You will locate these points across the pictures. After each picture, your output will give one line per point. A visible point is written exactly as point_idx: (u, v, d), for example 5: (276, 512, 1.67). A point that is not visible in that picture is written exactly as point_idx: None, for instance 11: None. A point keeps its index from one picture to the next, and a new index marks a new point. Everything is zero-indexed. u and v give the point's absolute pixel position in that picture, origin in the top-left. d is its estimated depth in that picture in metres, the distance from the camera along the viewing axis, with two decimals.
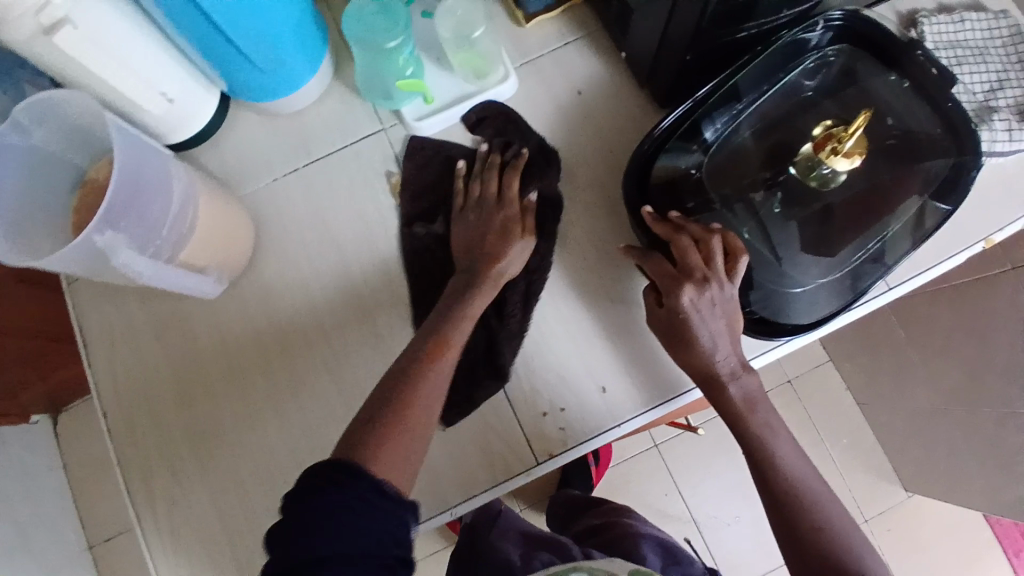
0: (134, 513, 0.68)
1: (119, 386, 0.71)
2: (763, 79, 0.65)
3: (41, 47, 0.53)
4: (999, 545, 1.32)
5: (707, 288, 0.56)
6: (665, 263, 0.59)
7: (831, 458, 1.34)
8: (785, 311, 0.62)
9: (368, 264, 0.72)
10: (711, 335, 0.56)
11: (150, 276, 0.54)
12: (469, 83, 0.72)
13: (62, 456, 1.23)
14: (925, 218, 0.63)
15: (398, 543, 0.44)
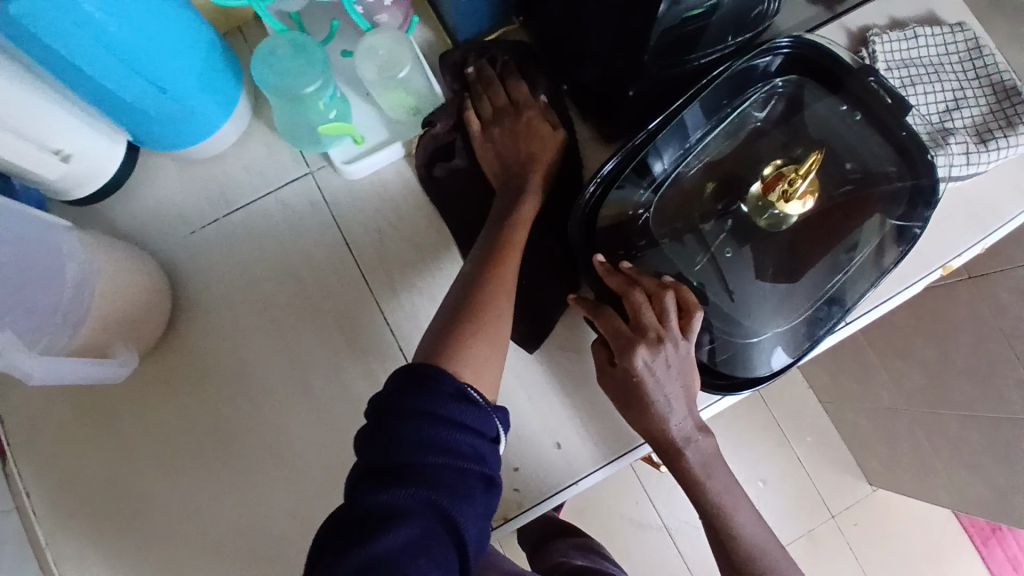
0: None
1: (32, 448, 0.65)
2: (710, 112, 0.62)
3: None
4: (965, 535, 1.35)
5: (661, 348, 0.53)
6: (617, 319, 0.56)
7: (799, 457, 1.34)
8: (744, 364, 0.60)
9: (301, 317, 0.67)
10: (665, 398, 0.54)
11: (44, 374, 0.48)
12: (398, 121, 0.67)
13: None
14: (885, 253, 0.60)
15: (484, 449, 0.45)
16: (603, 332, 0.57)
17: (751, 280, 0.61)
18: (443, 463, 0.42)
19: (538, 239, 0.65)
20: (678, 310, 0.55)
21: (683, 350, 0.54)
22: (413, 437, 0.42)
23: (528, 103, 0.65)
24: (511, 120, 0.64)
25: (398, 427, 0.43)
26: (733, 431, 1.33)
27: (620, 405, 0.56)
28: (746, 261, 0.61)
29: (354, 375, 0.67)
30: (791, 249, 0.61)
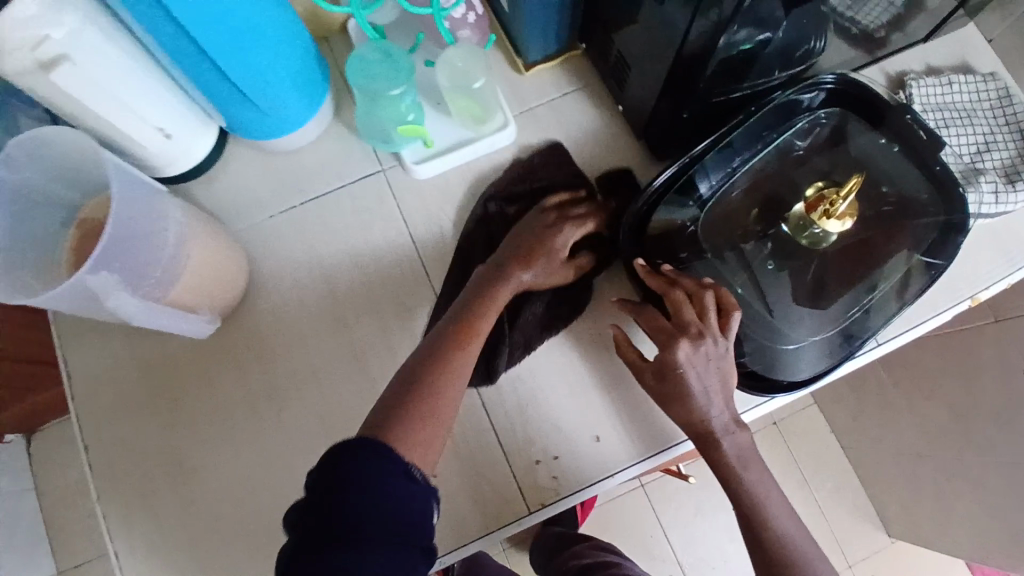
0: (106, 532, 0.66)
1: (97, 411, 0.69)
2: (756, 139, 0.67)
3: (37, 81, 0.52)
4: None
5: (699, 341, 0.57)
6: (659, 317, 0.60)
7: (817, 500, 1.39)
8: (780, 368, 0.63)
9: (361, 303, 0.71)
10: (702, 391, 0.57)
11: (141, 317, 0.53)
12: (466, 129, 0.72)
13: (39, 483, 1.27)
14: (909, 283, 0.64)
15: (422, 526, 0.45)
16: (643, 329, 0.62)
17: (789, 299, 0.64)
18: (381, 539, 0.42)
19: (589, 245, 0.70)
20: (717, 309, 0.59)
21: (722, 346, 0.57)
22: (352, 507, 0.42)
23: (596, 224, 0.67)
24: (550, 220, 0.66)
25: (338, 496, 0.43)
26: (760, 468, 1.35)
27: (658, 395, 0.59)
28: (784, 281, 0.65)
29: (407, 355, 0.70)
30: (831, 270, 0.64)
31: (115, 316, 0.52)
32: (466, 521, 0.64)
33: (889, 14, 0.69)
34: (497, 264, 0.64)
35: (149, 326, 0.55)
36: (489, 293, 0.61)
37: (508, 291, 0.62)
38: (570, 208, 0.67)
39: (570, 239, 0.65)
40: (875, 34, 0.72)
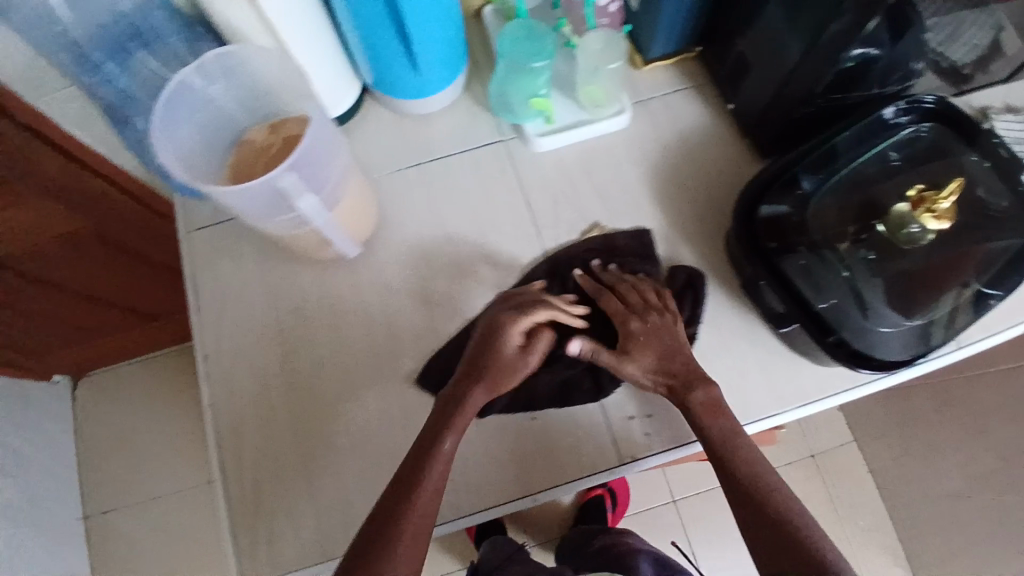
0: (225, 505, 0.70)
1: (223, 335, 0.75)
2: (859, 144, 0.73)
3: (237, 10, 0.59)
4: None
5: (651, 313, 0.68)
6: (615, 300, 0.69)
7: (850, 539, 1.40)
8: (877, 347, 0.66)
9: (477, 257, 0.76)
10: (666, 348, 0.65)
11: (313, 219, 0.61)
12: (584, 110, 0.78)
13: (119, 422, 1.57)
14: (956, 319, 0.68)
15: None
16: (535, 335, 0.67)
17: (882, 300, 0.67)
18: None
19: (693, 226, 0.75)
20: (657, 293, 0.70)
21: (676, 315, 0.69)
22: None
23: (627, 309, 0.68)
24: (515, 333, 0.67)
25: None
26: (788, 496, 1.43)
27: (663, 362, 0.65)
28: (877, 286, 0.68)
29: None
30: (917, 276, 0.68)
31: (297, 218, 0.60)
32: (557, 465, 0.68)
33: (977, 53, 0.77)
34: (442, 411, 0.63)
35: (315, 227, 0.63)
36: (428, 449, 0.60)
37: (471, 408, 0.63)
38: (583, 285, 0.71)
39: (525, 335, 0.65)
40: (962, 70, 0.79)
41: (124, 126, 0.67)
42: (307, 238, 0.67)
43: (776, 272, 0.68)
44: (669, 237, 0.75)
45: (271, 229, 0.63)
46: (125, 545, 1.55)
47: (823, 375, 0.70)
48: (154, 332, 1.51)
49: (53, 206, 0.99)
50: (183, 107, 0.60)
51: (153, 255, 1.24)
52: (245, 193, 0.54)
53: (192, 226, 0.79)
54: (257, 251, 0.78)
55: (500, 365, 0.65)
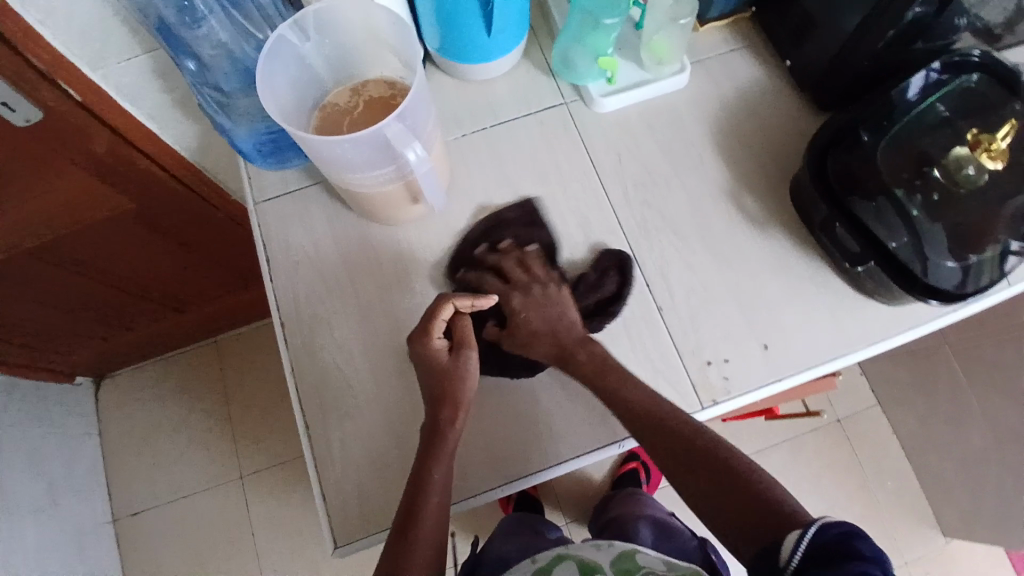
0: (312, 456, 0.71)
1: (300, 300, 0.76)
2: (914, 95, 0.74)
3: None
4: None
5: (535, 287, 0.72)
6: (498, 284, 0.73)
7: (878, 499, 1.45)
8: (933, 278, 0.68)
9: (548, 215, 0.78)
10: (556, 320, 0.71)
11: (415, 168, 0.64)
12: (647, 71, 0.82)
13: (138, 416, 1.53)
14: (984, 271, 0.68)
15: None
16: (456, 336, 0.68)
17: (938, 244, 0.69)
18: None
19: (755, 177, 0.79)
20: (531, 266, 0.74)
21: (561, 284, 0.73)
22: None
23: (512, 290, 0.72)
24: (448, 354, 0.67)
25: None
26: (816, 460, 1.47)
27: (551, 335, 0.70)
28: (937, 232, 0.69)
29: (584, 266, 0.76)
30: (969, 220, 0.70)
31: (397, 165, 0.64)
32: None
33: (1005, 15, 0.79)
34: (429, 431, 0.64)
35: (411, 178, 0.66)
36: (422, 478, 0.61)
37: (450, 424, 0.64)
38: (483, 265, 0.75)
39: (464, 327, 0.69)
40: (992, 30, 0.81)
41: (204, 87, 0.73)
42: (393, 198, 0.69)
43: (843, 216, 0.71)
44: (733, 189, 0.79)
45: (363, 186, 0.66)
46: (155, 548, 1.44)
47: (888, 315, 0.73)
48: (182, 324, 1.47)
49: (93, 182, 0.96)
50: (281, 60, 0.63)
51: (188, 236, 1.19)
52: (359, 142, 0.59)
53: (258, 196, 0.80)
54: (330, 215, 0.80)
55: (445, 376, 0.66)
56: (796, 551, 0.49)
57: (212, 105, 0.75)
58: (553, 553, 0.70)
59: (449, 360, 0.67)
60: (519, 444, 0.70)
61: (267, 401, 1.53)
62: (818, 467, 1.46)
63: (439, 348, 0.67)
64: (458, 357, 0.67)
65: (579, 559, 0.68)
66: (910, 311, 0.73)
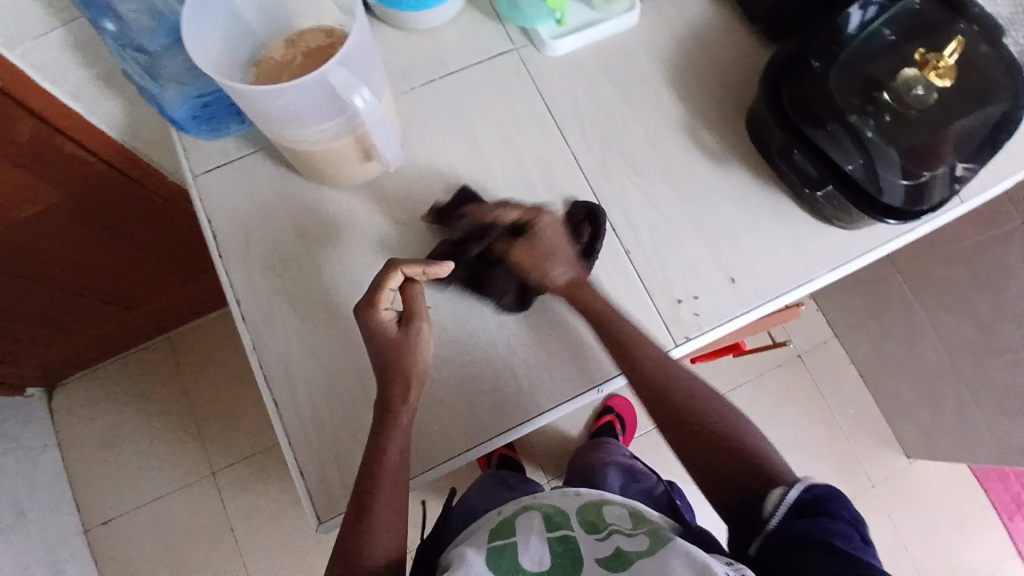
0: (284, 433, 0.68)
1: (254, 273, 0.73)
2: (862, 19, 0.74)
3: None
4: (993, 511, 1.48)
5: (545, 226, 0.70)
6: (509, 224, 0.70)
7: (844, 428, 1.51)
8: (881, 192, 0.69)
9: (507, 165, 0.76)
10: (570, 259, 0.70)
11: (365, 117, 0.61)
12: (595, 11, 0.80)
13: (98, 422, 1.46)
14: (935, 188, 0.70)
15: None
16: (407, 308, 0.64)
17: (888, 164, 0.69)
18: None
19: (711, 113, 0.79)
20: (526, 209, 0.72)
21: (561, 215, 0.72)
22: None
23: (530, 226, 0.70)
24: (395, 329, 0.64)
25: None
26: (784, 397, 1.51)
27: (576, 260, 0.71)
28: (888, 153, 0.70)
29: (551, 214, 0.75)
30: (919, 139, 0.70)
31: (345, 114, 0.62)
32: None
33: None
34: (380, 408, 0.63)
35: (362, 129, 0.64)
36: (377, 457, 0.61)
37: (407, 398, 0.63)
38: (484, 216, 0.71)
39: (416, 297, 0.65)
40: None
41: (127, 49, 0.68)
42: (342, 155, 0.67)
43: (800, 143, 0.71)
44: (690, 126, 0.78)
45: (309, 142, 0.64)
46: (131, 554, 1.39)
47: (847, 238, 0.74)
48: (133, 321, 1.39)
49: (19, 176, 0.88)
50: (209, 12, 0.59)
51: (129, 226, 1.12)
52: (301, 88, 0.57)
53: (196, 168, 0.76)
54: (279, 182, 0.76)
55: (388, 348, 0.63)
56: (777, 508, 0.57)
57: (139, 70, 0.70)
58: (519, 502, 0.67)
59: (399, 332, 0.63)
60: (499, 396, 0.69)
61: (234, 392, 1.48)
62: (787, 404, 1.51)
63: (387, 319, 0.64)
64: (408, 329, 0.64)
65: (541, 507, 0.65)
66: (868, 234, 0.75)
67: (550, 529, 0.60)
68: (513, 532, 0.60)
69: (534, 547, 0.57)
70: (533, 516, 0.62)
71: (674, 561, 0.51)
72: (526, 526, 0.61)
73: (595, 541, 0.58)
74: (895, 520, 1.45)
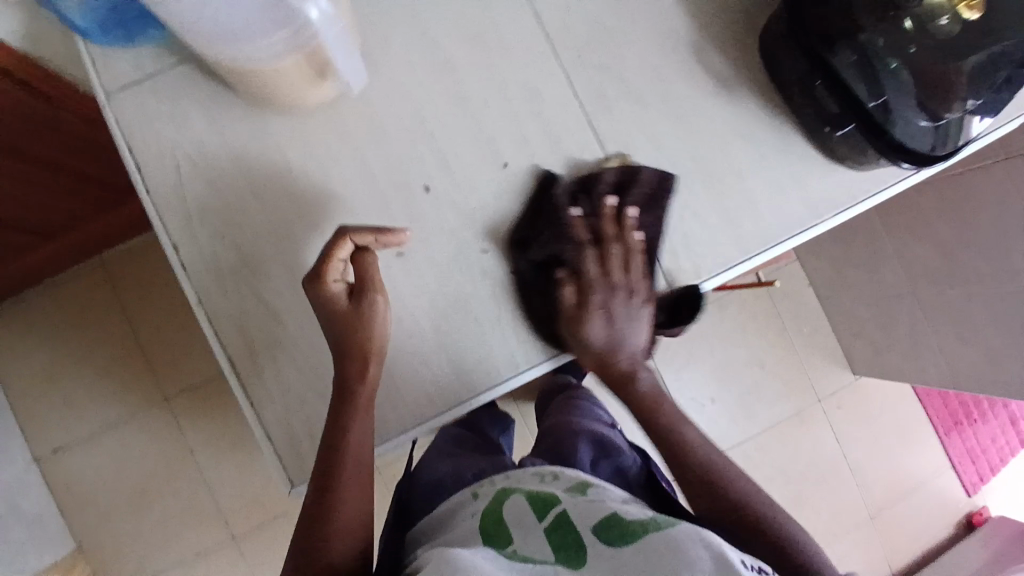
0: (247, 399, 0.62)
1: (192, 215, 0.62)
2: None
3: None
4: (930, 424, 1.57)
5: (620, 292, 0.63)
6: (593, 253, 0.63)
7: (795, 346, 1.53)
8: (901, 136, 0.63)
9: (487, 87, 0.66)
10: (614, 333, 0.64)
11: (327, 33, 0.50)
12: None
13: (31, 355, 1.34)
14: (952, 131, 0.64)
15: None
16: (361, 279, 0.59)
17: (908, 103, 0.62)
18: None
19: (717, 29, 0.69)
20: (625, 260, 0.63)
21: (641, 297, 0.64)
22: None
23: (587, 264, 0.63)
24: (346, 304, 0.58)
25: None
26: (743, 316, 1.52)
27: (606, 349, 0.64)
28: (908, 88, 0.62)
29: (540, 147, 0.66)
30: (943, 73, 0.62)
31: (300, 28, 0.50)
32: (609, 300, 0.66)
33: None
34: (340, 385, 0.58)
35: (320, 46, 0.53)
36: (341, 433, 0.57)
37: (373, 370, 0.59)
38: (584, 221, 0.64)
39: (374, 266, 0.59)
40: None
41: None
42: (294, 75, 0.55)
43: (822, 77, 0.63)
44: (693, 45, 0.68)
45: (250, 60, 0.52)
46: (85, 487, 1.32)
47: (853, 180, 0.69)
48: (60, 249, 1.24)
49: None
50: None
51: (45, 152, 0.95)
52: None
53: (111, 87, 0.62)
54: (213, 103, 0.63)
55: (343, 323, 0.58)
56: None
57: None
58: (498, 488, 0.66)
59: (350, 304, 0.58)
60: (483, 353, 0.64)
61: (177, 322, 1.37)
62: (746, 324, 1.52)
63: (337, 292, 0.58)
64: (361, 302, 0.58)
65: (527, 491, 0.63)
66: (876, 174, 0.69)
67: (541, 515, 0.58)
68: (507, 528, 0.58)
69: (534, 542, 0.55)
70: (518, 501, 0.61)
71: (689, 544, 0.50)
72: (517, 517, 0.58)
73: (587, 507, 0.57)
74: (837, 432, 1.53)
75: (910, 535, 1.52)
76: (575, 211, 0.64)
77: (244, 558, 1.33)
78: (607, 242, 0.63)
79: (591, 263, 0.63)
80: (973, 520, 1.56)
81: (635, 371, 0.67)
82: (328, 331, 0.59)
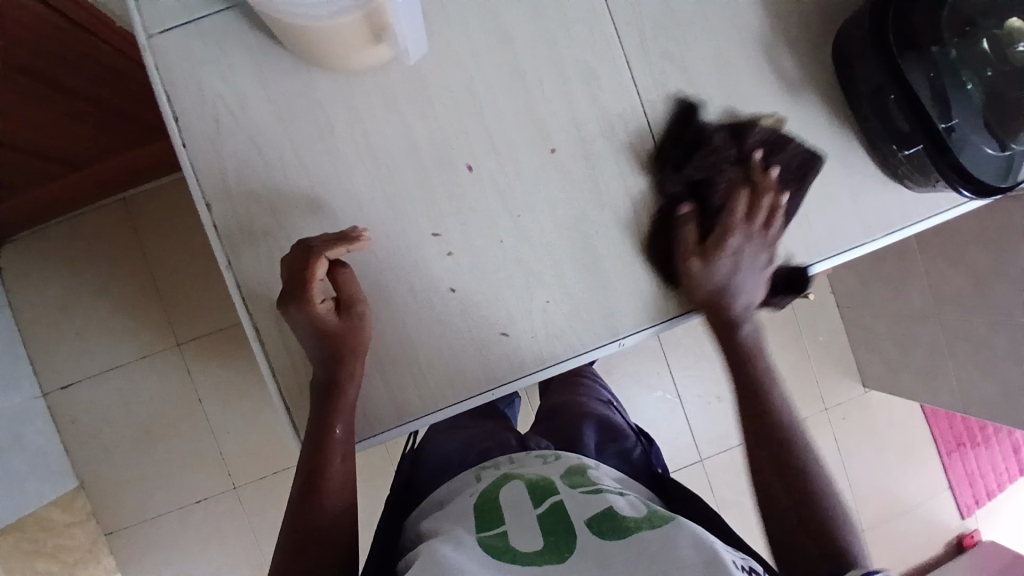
0: (268, 366, 0.61)
1: (228, 171, 0.60)
2: None
3: None
4: (934, 446, 1.56)
5: (753, 240, 0.62)
6: (743, 195, 0.62)
7: (808, 353, 1.52)
8: (970, 162, 0.60)
9: (544, 66, 0.63)
10: (733, 277, 0.63)
11: None
12: None
13: (46, 288, 1.33)
14: (1016, 164, 0.61)
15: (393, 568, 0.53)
16: (342, 294, 0.58)
17: (977, 129, 0.60)
18: None
19: (789, 27, 0.65)
20: (768, 210, 0.62)
21: (768, 251, 0.63)
22: None
23: (730, 203, 0.62)
24: (331, 321, 0.57)
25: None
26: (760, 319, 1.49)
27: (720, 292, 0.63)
28: (978, 114, 0.60)
29: (591, 134, 0.63)
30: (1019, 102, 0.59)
31: None
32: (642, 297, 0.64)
33: None
34: (325, 388, 0.58)
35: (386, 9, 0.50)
36: (326, 432, 0.57)
37: (354, 384, 0.58)
38: (738, 160, 0.63)
39: (353, 285, 0.59)
40: None
41: None
42: (350, 34, 0.53)
43: (895, 89, 0.60)
44: (762, 42, 0.65)
45: (306, 14, 0.49)
46: (91, 424, 1.33)
47: (908, 201, 0.66)
48: (83, 185, 1.23)
49: None
50: None
51: (77, 87, 0.93)
52: None
53: (153, 27, 0.59)
54: (259, 55, 0.60)
55: (331, 337, 0.57)
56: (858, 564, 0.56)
57: None
58: (500, 473, 0.65)
59: (340, 321, 0.57)
60: (509, 341, 0.63)
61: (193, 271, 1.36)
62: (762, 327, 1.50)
63: (325, 312, 0.57)
64: (348, 317, 0.58)
65: (527, 476, 0.62)
66: (931, 198, 0.67)
67: (537, 501, 0.56)
68: (500, 507, 0.57)
69: (524, 525, 0.54)
70: (517, 485, 0.60)
71: (680, 542, 0.48)
72: (513, 500, 0.57)
73: (583, 498, 0.56)
74: (839, 442, 1.52)
75: (897, 551, 1.53)
76: (734, 149, 0.62)
77: (241, 503, 1.35)
78: (755, 189, 0.62)
79: (733, 202, 0.62)
80: (963, 542, 1.56)
81: (739, 324, 0.65)
82: (312, 347, 0.58)
